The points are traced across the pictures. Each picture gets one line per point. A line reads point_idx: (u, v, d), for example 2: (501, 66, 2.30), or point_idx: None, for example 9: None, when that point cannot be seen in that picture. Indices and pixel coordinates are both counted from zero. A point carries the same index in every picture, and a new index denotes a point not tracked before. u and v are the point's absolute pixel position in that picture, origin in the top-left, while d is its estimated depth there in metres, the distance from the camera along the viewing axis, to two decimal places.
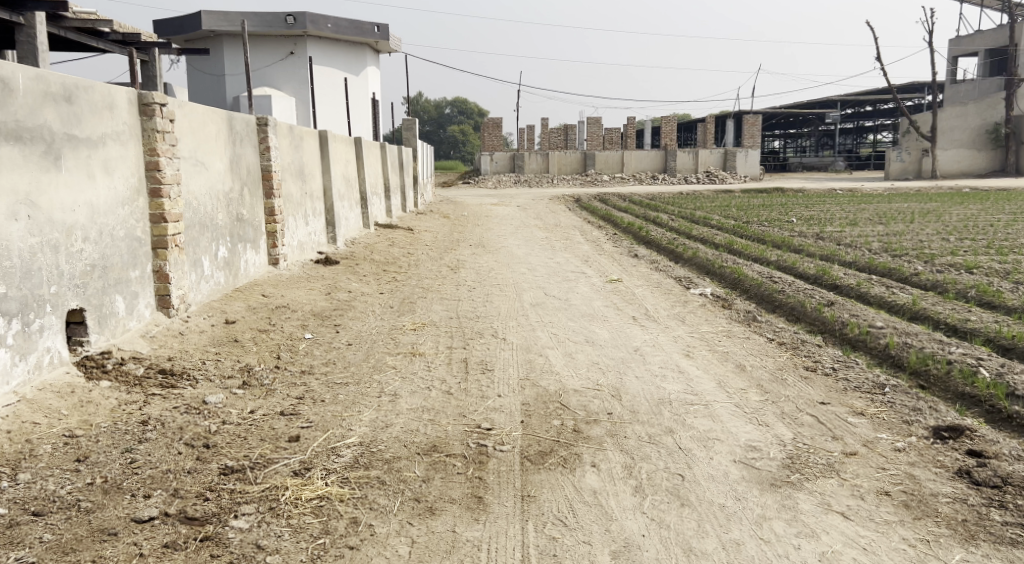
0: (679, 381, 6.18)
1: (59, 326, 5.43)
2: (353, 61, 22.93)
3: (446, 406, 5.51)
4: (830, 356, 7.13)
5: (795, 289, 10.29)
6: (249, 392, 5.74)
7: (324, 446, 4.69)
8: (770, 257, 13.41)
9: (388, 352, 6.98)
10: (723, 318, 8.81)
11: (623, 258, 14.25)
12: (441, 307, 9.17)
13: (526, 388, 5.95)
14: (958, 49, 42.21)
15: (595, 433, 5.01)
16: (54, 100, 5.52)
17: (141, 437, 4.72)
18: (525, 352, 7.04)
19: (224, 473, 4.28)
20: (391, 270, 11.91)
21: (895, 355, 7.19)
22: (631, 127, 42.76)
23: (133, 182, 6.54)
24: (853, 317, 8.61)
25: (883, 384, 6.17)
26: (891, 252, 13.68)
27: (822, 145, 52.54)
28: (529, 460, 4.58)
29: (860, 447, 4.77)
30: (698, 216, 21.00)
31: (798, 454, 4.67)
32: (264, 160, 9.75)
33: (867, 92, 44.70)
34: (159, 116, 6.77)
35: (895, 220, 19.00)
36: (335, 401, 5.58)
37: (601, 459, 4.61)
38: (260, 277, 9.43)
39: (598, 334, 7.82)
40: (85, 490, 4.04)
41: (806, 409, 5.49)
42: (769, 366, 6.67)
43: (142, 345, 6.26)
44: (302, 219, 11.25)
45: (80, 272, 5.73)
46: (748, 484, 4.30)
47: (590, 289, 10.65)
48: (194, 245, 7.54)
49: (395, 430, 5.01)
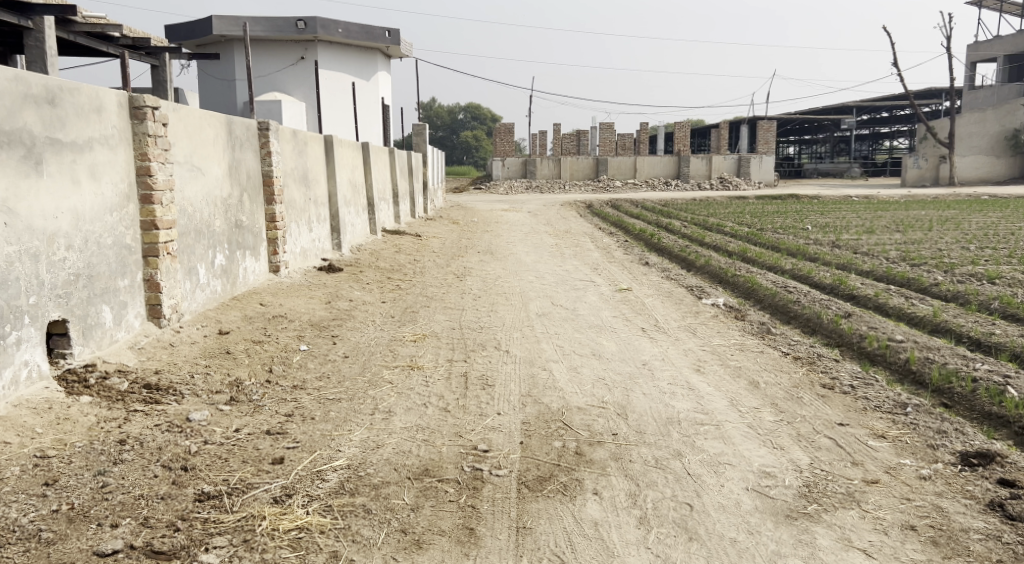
0: (689, 398, 5.87)
1: (39, 339, 5.19)
2: (365, 66, 22.76)
3: (442, 425, 5.22)
4: (848, 372, 6.79)
5: (810, 299, 9.96)
6: (237, 409, 5.46)
7: (309, 469, 4.41)
8: (784, 266, 13.08)
9: (386, 365, 6.71)
10: (736, 330, 8.49)
11: (634, 266, 13.96)
12: (445, 317, 8.89)
13: (528, 406, 5.66)
14: (976, 55, 41.66)
15: (598, 456, 4.72)
16: (35, 102, 5.29)
17: (116, 458, 4.46)
18: (528, 366, 6.75)
19: (199, 500, 4.01)
20: (395, 277, 11.65)
21: (917, 371, 6.86)
22: (644, 133, 42.40)
23: (123, 188, 6.31)
24: (872, 329, 8.28)
25: (905, 403, 5.84)
26: (909, 261, 13.32)
27: (836, 152, 51.90)
28: (527, 486, 4.29)
29: (882, 474, 4.45)
30: (711, 223, 20.67)
31: (815, 482, 4.36)
32: (265, 165, 9.51)
33: (885, 99, 44.21)
34: (151, 120, 6.54)
35: (912, 228, 18.59)
36: (326, 418, 5.31)
37: (604, 486, 4.31)
38: (260, 285, 9.19)
39: (605, 347, 7.51)
40: (49, 518, 3.79)
41: (823, 431, 5.17)
42: (784, 383, 6.34)
43: (128, 357, 6.02)
44: (304, 225, 11.00)
45: (63, 281, 5.49)
46: (762, 515, 3.99)
47: (599, 299, 10.34)
48: (188, 252, 7.30)
49: (386, 451, 4.72)
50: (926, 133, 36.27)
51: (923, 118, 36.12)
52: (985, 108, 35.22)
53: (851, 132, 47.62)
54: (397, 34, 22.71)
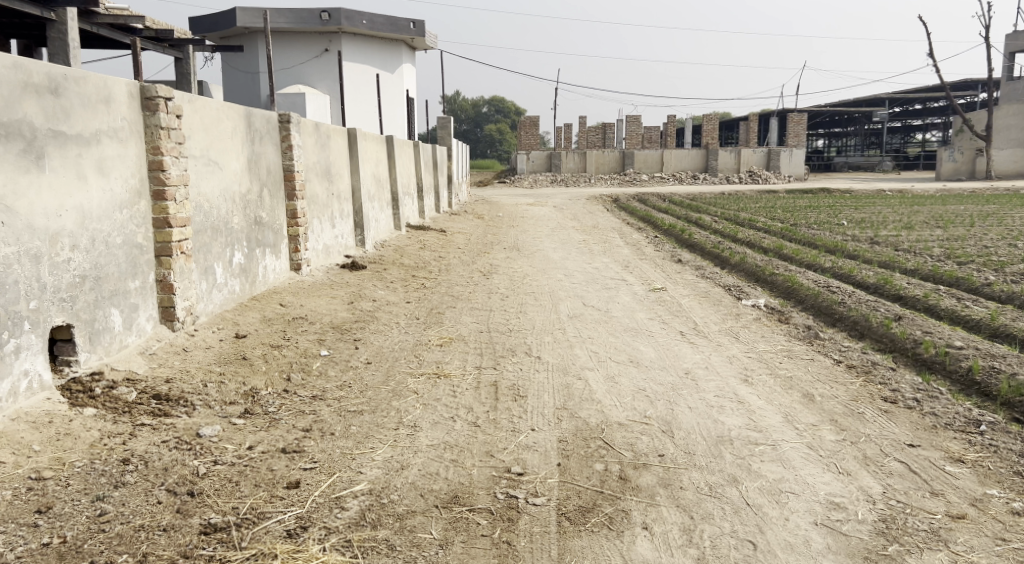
0: (739, 413, 5.39)
1: (41, 347, 4.83)
2: (389, 58, 22.30)
3: (473, 442, 4.80)
4: (909, 384, 6.25)
5: (856, 300, 9.41)
6: (251, 423, 5.07)
7: (327, 495, 4.01)
8: (824, 263, 12.52)
9: (410, 373, 6.30)
10: (782, 335, 7.98)
11: (666, 263, 13.44)
12: (471, 319, 8.45)
13: (564, 421, 5.21)
14: (1014, 45, 40.30)
15: (645, 482, 4.26)
16: (36, 92, 4.91)
17: (118, 480, 4.06)
18: (562, 374, 6.30)
19: (204, 533, 3.64)
20: (420, 275, 11.24)
21: (983, 382, 6.33)
22: (672, 125, 41.64)
23: (134, 184, 5.93)
24: (928, 334, 7.72)
25: (978, 420, 5.30)
26: (955, 259, 12.70)
27: (866, 144, 50.80)
28: (568, 519, 3.85)
29: (969, 508, 3.98)
30: (742, 217, 20.07)
31: (892, 516, 3.90)
32: (286, 159, 9.11)
33: (920, 91, 43.00)
34: (164, 112, 6.15)
35: (953, 224, 17.88)
36: (347, 434, 4.89)
37: (654, 519, 3.88)
38: (281, 284, 8.82)
39: (643, 354, 7.05)
40: (37, 554, 3.43)
41: (893, 453, 4.68)
42: (841, 397, 5.83)
43: (139, 364, 5.65)
44: (327, 221, 10.62)
45: (67, 284, 5.12)
46: (836, 557, 3.57)
47: (632, 299, 9.86)
48: (204, 251, 6.92)
49: (411, 474, 4.30)
50: (963, 125, 35.20)
51: (959, 110, 35.05)
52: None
53: (883, 124, 46.55)
54: (422, 25, 22.29)
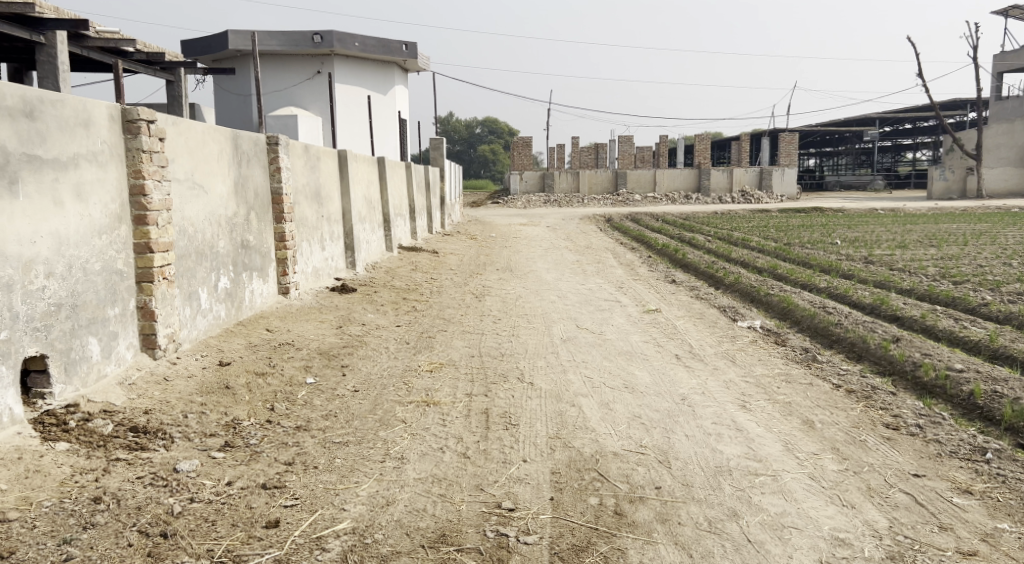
0: (738, 442, 5.21)
1: (12, 379, 4.64)
2: (381, 80, 22.24)
3: (462, 475, 4.61)
4: (910, 409, 6.08)
5: (852, 321, 9.26)
6: (232, 456, 4.88)
7: (308, 535, 3.84)
8: (819, 283, 12.40)
9: (398, 401, 6.10)
10: (779, 358, 7.81)
11: (660, 284, 13.29)
12: (463, 343, 8.26)
13: (557, 451, 5.02)
14: (1002, 64, 40.60)
15: (642, 518, 4.08)
16: (9, 115, 4.75)
17: (87, 520, 3.87)
18: (555, 401, 6.11)
19: None
20: (411, 298, 11.06)
21: (986, 407, 6.16)
22: (664, 145, 41.67)
23: (115, 208, 5.77)
24: (927, 356, 7.56)
25: (983, 447, 5.13)
26: (950, 278, 12.58)
27: (858, 163, 50.99)
28: (560, 559, 3.68)
29: (980, 544, 3.82)
30: (735, 237, 19.95)
31: (900, 553, 3.74)
32: (274, 182, 8.95)
33: (911, 110, 43.24)
34: (146, 134, 6.00)
35: (947, 242, 17.80)
36: (331, 468, 4.71)
37: (651, 559, 3.71)
38: (268, 308, 8.63)
39: (638, 379, 6.86)
40: None
41: (898, 484, 4.50)
42: (842, 423, 5.66)
43: (117, 394, 5.45)
44: (316, 244, 10.45)
45: (41, 312, 4.93)
46: None
47: (626, 322, 9.69)
48: (188, 276, 6.74)
49: (397, 510, 4.12)
50: (952, 145, 35.59)
51: (949, 129, 35.22)
52: (1014, 119, 34.22)
53: (874, 143, 46.76)
54: (414, 47, 22.24)
